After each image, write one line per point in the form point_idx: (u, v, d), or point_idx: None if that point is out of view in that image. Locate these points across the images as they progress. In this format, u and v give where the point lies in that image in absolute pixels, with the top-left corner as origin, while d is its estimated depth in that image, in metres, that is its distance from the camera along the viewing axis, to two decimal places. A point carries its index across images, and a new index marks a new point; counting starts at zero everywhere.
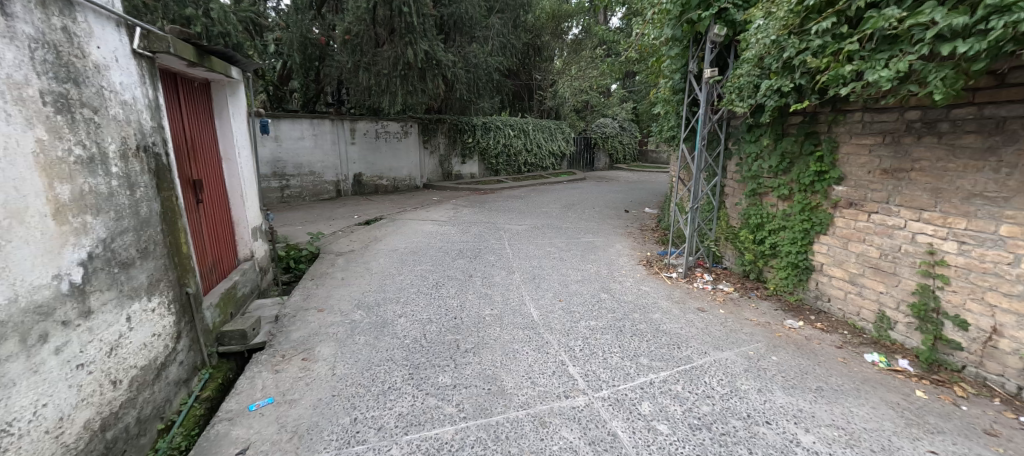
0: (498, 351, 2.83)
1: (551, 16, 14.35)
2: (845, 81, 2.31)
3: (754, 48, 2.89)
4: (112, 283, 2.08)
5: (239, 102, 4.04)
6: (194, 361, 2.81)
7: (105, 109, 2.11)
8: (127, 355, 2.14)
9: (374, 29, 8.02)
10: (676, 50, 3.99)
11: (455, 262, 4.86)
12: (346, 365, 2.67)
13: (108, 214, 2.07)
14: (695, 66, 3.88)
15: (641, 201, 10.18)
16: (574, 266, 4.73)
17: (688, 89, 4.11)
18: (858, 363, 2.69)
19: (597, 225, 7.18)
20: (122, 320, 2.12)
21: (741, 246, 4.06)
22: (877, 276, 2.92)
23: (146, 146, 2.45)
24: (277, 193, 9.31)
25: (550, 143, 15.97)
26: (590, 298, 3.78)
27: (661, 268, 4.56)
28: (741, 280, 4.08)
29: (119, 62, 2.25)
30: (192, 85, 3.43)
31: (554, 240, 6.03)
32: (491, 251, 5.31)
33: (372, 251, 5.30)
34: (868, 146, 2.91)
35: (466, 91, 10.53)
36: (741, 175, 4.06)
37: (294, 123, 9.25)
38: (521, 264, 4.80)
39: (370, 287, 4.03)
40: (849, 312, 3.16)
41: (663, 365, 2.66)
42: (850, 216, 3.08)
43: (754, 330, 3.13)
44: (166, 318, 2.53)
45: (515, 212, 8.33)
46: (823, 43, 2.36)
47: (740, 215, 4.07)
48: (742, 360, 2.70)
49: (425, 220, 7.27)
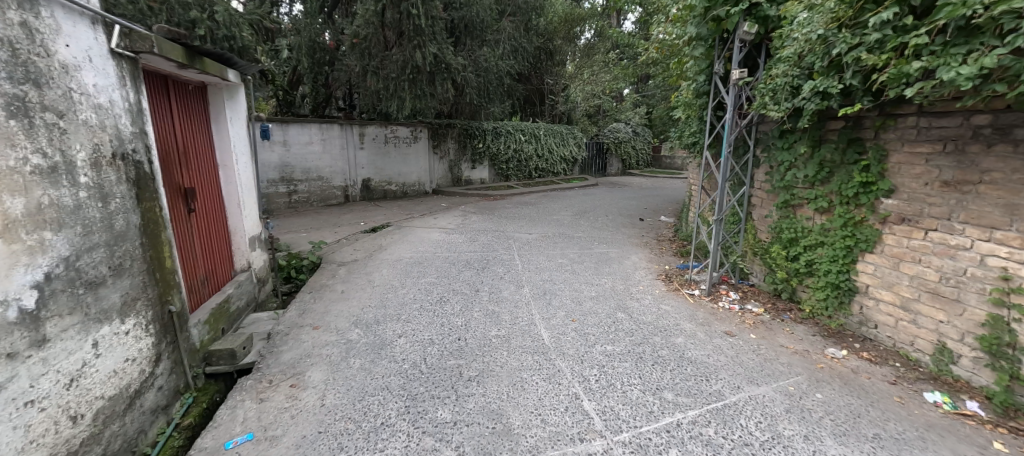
0: (504, 381, 2.56)
1: (563, 19, 14.13)
2: (909, 80, 2.00)
3: (795, 45, 2.59)
4: (75, 305, 1.87)
5: (237, 106, 3.88)
6: (176, 384, 2.60)
7: (72, 113, 1.91)
8: (91, 385, 1.94)
9: (384, 32, 7.90)
10: (699, 51, 3.71)
11: (461, 274, 4.61)
12: (336, 394, 2.42)
13: (73, 228, 1.87)
14: (721, 67, 3.58)
15: (656, 208, 9.82)
16: (588, 281, 4.42)
17: (713, 92, 3.79)
18: (917, 403, 2.33)
19: (611, 234, 6.85)
20: (87, 347, 1.92)
21: (772, 262, 3.72)
22: (935, 303, 2.57)
23: (125, 153, 2.26)
24: (285, 198, 9.19)
25: (561, 149, 15.70)
26: (605, 318, 3.48)
27: (682, 284, 4.22)
28: (772, 300, 3.72)
29: (93, 63, 2.06)
30: (186, 88, 3.27)
31: (566, 250, 5.74)
32: (500, 263, 5.04)
33: (376, 261, 5.08)
34: (924, 155, 2.57)
35: (477, 95, 10.32)
36: (772, 184, 3.73)
37: (303, 128, 9.16)
38: (531, 278, 4.52)
39: (370, 301, 3.79)
40: (900, 341, 2.81)
41: (690, 402, 2.34)
42: (902, 233, 2.74)
43: (792, 359, 2.79)
44: (143, 340, 2.33)
45: (526, 219, 8.05)
46: (882, 37, 2.06)
47: (771, 229, 3.73)
48: (781, 398, 2.37)
49: (432, 228, 7.05)
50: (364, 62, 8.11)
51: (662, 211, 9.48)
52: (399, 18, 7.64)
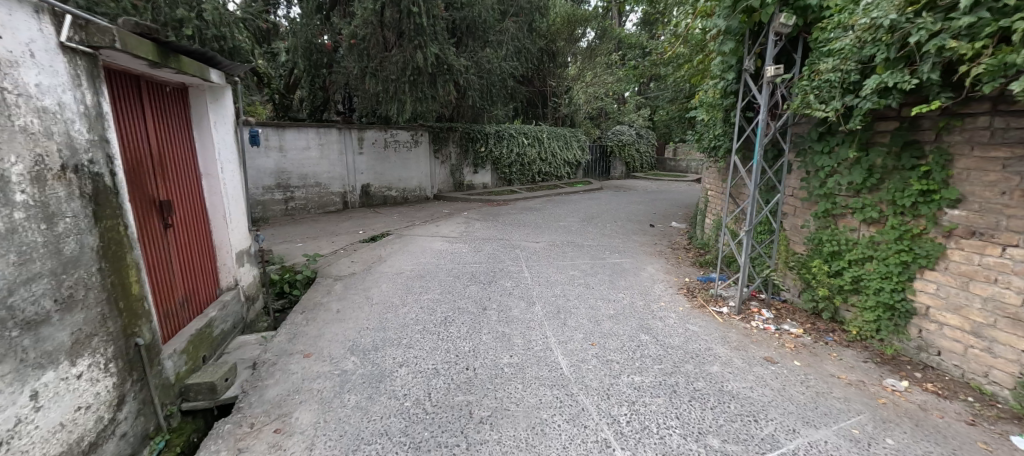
0: (522, 423, 2.21)
1: (566, 20, 13.84)
2: (1011, 71, 1.68)
3: (853, 36, 2.29)
4: (9, 351, 1.53)
5: (223, 110, 3.56)
6: (144, 428, 2.27)
7: (7, 118, 1.58)
8: (28, 446, 1.59)
9: (383, 33, 7.60)
10: (727, 48, 3.34)
11: (467, 289, 4.27)
12: (327, 442, 2.07)
13: (5, 258, 1.53)
14: (752, 63, 3.26)
15: (665, 213, 9.48)
16: (604, 297, 4.08)
17: (743, 92, 3.47)
18: (1006, 451, 1.98)
19: (622, 242, 6.52)
20: (23, 399, 1.58)
21: (810, 277, 3.38)
22: (1017, 330, 2.22)
23: (78, 165, 1.93)
24: (281, 205, 8.86)
25: (565, 152, 15.42)
26: (628, 342, 3.14)
27: (707, 300, 3.87)
28: (810, 319, 3.38)
29: (36, 58, 1.73)
30: (163, 90, 2.96)
31: (577, 261, 5.40)
32: (507, 276, 4.71)
33: (375, 275, 4.74)
34: (1001, 160, 2.24)
35: (480, 97, 10.00)
36: (809, 191, 3.39)
37: (300, 132, 8.85)
38: (542, 294, 4.18)
39: (368, 323, 3.46)
40: (971, 372, 2.46)
41: (741, 452, 1.99)
42: (971, 248, 2.40)
43: (848, 394, 2.45)
44: (100, 383, 1.99)
45: (532, 226, 7.72)
46: (973, 22, 1.75)
47: (809, 240, 3.38)
48: (847, 446, 2.02)
49: (435, 236, 6.71)
50: (363, 63, 7.80)
51: (672, 216, 9.16)
52: (399, 18, 7.35)
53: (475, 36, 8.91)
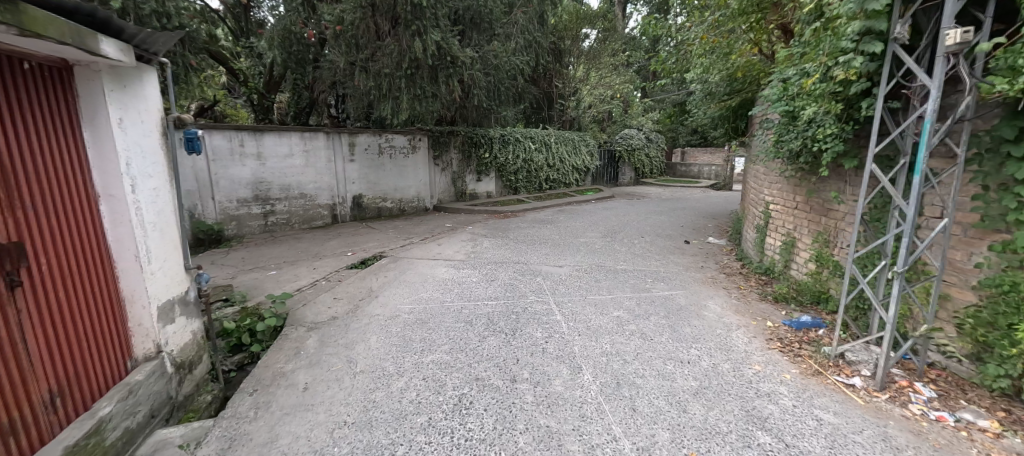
0: None
1: (573, 17, 13.13)
2: None
3: None
4: None
5: (138, 101, 2.47)
6: None
7: None
8: None
9: (374, 19, 6.49)
10: (876, 5, 2.20)
11: (485, 344, 3.18)
12: None
13: None
14: (905, 30, 2.22)
15: (696, 227, 8.42)
16: (674, 357, 2.98)
17: (889, 73, 2.40)
18: None
19: (662, 266, 5.44)
20: None
21: (997, 342, 2.26)
22: None
23: None
24: (259, 221, 7.73)
25: (573, 158, 14.43)
26: (746, 450, 2.02)
27: (824, 364, 2.79)
28: (1001, 404, 2.26)
29: None
30: (16, 69, 1.89)
31: (616, 294, 4.32)
32: (535, 320, 3.62)
33: (363, 321, 3.62)
34: None
35: (485, 96, 9.01)
36: (995, 214, 2.30)
37: (280, 138, 7.75)
38: (587, 350, 3.10)
39: (344, 414, 2.33)
40: None
41: None
42: None
43: None
44: None
45: (550, 244, 6.63)
46: None
47: (997, 286, 2.26)
48: None
49: (436, 260, 5.60)
50: (351, 55, 6.69)
51: (704, 229, 8.14)
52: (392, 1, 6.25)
53: (480, 28, 7.97)
